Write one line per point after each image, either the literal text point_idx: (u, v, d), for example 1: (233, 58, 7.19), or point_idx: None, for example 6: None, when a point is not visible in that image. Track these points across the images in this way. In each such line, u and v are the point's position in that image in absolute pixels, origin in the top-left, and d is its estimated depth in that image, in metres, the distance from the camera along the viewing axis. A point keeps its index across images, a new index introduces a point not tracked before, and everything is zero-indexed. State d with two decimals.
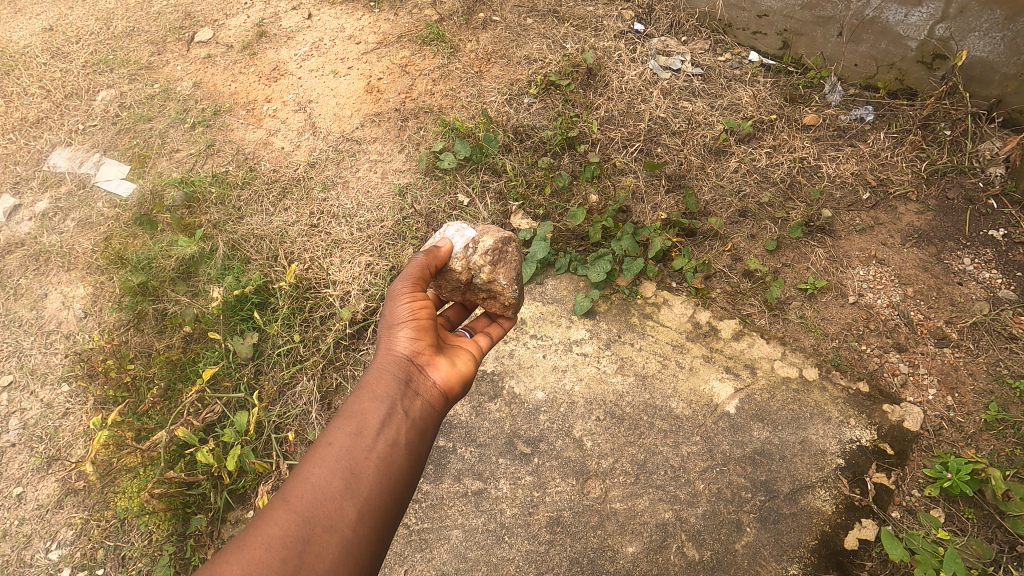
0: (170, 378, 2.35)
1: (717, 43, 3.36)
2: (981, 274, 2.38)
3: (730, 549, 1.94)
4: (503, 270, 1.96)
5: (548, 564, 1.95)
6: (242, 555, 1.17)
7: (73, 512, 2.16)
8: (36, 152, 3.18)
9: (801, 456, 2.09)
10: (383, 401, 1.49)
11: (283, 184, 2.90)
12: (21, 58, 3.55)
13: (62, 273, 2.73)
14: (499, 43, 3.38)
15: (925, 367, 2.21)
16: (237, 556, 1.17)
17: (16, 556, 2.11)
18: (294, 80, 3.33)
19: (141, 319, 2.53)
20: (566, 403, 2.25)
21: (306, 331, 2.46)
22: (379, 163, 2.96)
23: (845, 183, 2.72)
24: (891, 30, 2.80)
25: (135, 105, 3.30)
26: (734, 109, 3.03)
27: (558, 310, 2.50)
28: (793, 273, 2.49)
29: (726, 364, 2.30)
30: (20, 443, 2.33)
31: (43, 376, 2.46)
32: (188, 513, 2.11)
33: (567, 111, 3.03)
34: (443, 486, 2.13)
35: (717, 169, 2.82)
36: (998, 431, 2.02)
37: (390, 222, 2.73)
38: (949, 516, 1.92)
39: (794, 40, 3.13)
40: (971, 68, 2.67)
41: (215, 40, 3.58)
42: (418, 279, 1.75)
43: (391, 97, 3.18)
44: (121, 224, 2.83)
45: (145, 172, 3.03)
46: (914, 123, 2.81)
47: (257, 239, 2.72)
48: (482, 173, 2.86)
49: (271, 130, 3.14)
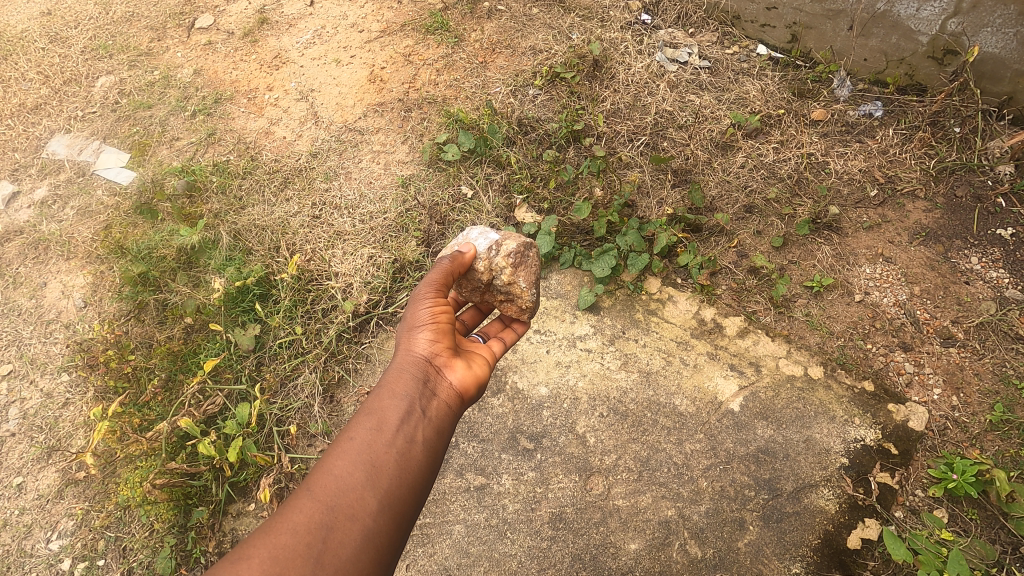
0: (171, 369, 2.33)
1: (726, 35, 3.30)
2: (989, 274, 2.37)
3: (732, 547, 1.95)
4: (524, 273, 1.96)
5: (550, 560, 1.96)
6: (268, 539, 1.16)
7: (74, 502, 2.16)
8: (34, 139, 3.14)
9: (804, 455, 2.08)
10: (402, 399, 1.48)
11: (285, 175, 2.87)
12: (19, 42, 3.49)
13: (62, 262, 2.70)
14: (504, 33, 3.34)
15: (930, 367, 2.20)
16: (263, 541, 1.16)
17: (17, 546, 2.11)
18: (296, 68, 3.28)
19: (142, 310, 2.50)
20: (569, 399, 2.24)
21: (308, 323, 2.44)
22: (382, 154, 2.93)
23: (853, 179, 2.70)
24: (902, 24, 2.74)
25: (135, 92, 3.25)
26: (741, 103, 3.00)
27: (562, 305, 2.48)
28: (800, 271, 2.48)
29: (730, 362, 2.29)
30: (20, 433, 2.31)
31: (42, 365, 2.44)
32: (188, 505, 2.10)
33: (572, 104, 3.00)
34: (446, 481, 2.12)
35: (723, 163, 2.80)
36: (1003, 432, 2.02)
37: (393, 214, 2.70)
38: (952, 517, 1.92)
39: (803, 33, 3.07)
40: (982, 64, 2.63)
41: (215, 26, 3.53)
42: (440, 284, 1.75)
43: (394, 87, 3.14)
44: (121, 213, 2.80)
45: (146, 161, 2.99)
46: (922, 119, 2.76)
47: (259, 230, 2.69)
48: (486, 165, 2.83)
49: (272, 119, 3.10)
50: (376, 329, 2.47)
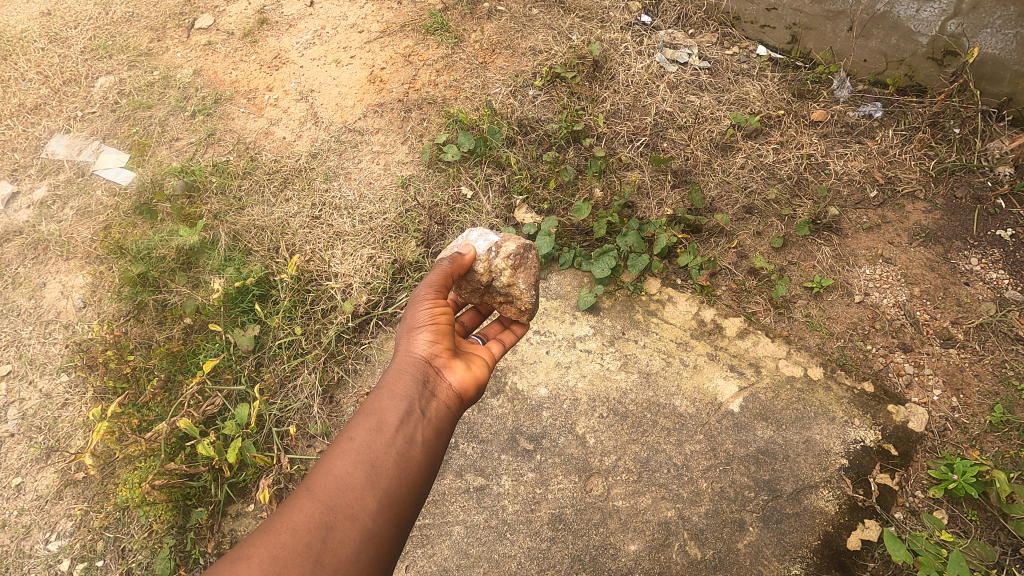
0: (170, 369, 2.33)
1: (726, 36, 3.30)
2: (989, 275, 2.37)
3: (732, 548, 1.95)
4: (523, 275, 1.97)
5: (550, 561, 1.96)
6: (268, 539, 1.16)
7: (73, 503, 2.15)
8: (34, 139, 3.13)
9: (804, 456, 2.08)
10: (402, 400, 1.48)
11: (285, 175, 2.87)
12: (19, 42, 3.49)
13: (61, 262, 2.70)
14: (504, 33, 3.34)
15: (930, 368, 2.20)
16: (264, 540, 1.16)
17: (16, 547, 2.10)
18: (296, 68, 3.28)
19: (141, 310, 2.50)
20: (569, 399, 2.24)
21: (307, 324, 2.43)
22: (382, 154, 2.93)
23: (853, 180, 2.70)
24: (902, 25, 2.74)
25: (135, 92, 3.25)
26: (741, 104, 3.00)
27: (562, 305, 2.48)
28: (800, 272, 2.48)
29: (730, 363, 2.29)
30: (19, 433, 2.31)
31: (42, 365, 2.44)
32: (188, 506, 2.10)
33: (572, 104, 3.00)
34: (445, 482, 2.12)
35: (723, 164, 2.80)
36: (1003, 433, 2.02)
37: (393, 214, 2.70)
38: (952, 518, 1.92)
39: (803, 34, 3.07)
40: (982, 65, 2.63)
41: (215, 26, 3.53)
42: (439, 285, 1.75)
43: (394, 87, 3.14)
44: (120, 213, 2.79)
45: (145, 161, 2.99)
46: (922, 120, 2.77)
47: (259, 230, 2.69)
48: (486, 166, 2.83)
49: (272, 119, 3.10)
50: (375, 329, 2.47)
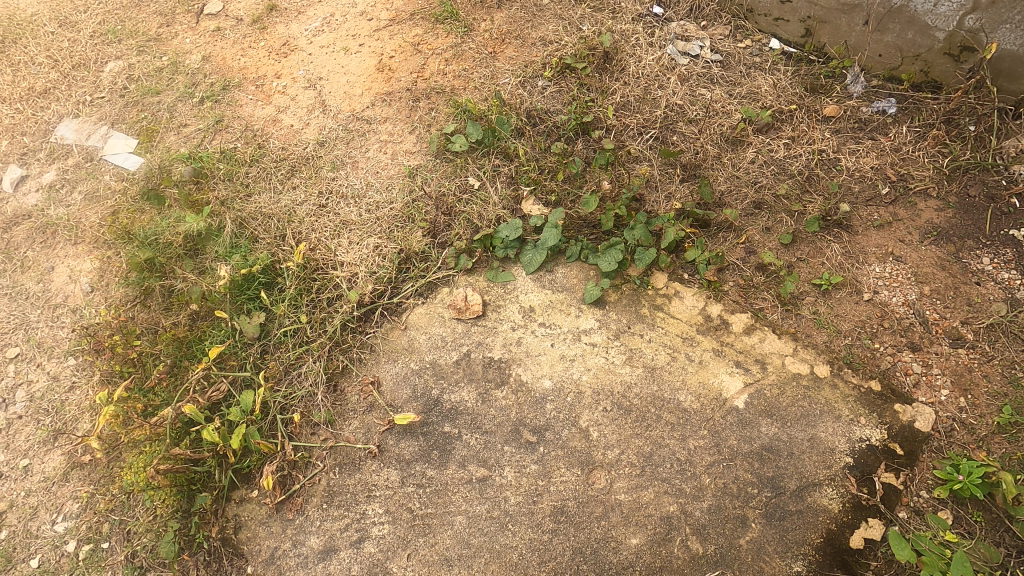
0: (176, 355, 2.33)
1: (737, 29, 3.25)
2: (1001, 275, 2.32)
3: (735, 544, 1.94)
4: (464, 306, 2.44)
5: (551, 553, 1.96)
6: None
7: (79, 485, 2.17)
8: (43, 124, 3.13)
9: (809, 454, 2.07)
10: None
11: (291, 163, 2.87)
12: (28, 26, 3.48)
13: (69, 247, 2.71)
14: (514, 23, 3.31)
15: (938, 368, 2.18)
16: None
17: (23, 527, 2.11)
18: (304, 56, 3.27)
19: (148, 295, 2.51)
20: (573, 392, 2.24)
21: (312, 312, 2.44)
22: (389, 143, 2.91)
23: (865, 177, 2.67)
24: (919, 20, 2.67)
25: (144, 78, 3.25)
26: (753, 98, 2.96)
27: (568, 299, 2.47)
28: (807, 269, 2.45)
29: (736, 359, 2.27)
30: (27, 415, 2.33)
31: (49, 349, 2.45)
32: (193, 491, 2.11)
33: (581, 96, 2.97)
34: (447, 471, 2.13)
35: (733, 159, 2.77)
36: (1011, 434, 1.99)
37: (400, 204, 2.70)
38: (956, 519, 1.91)
39: (817, 28, 3.01)
40: (1000, 62, 2.57)
41: (224, 12, 3.52)
42: None
43: (403, 76, 3.13)
44: (128, 198, 2.80)
45: (153, 147, 2.99)
46: (937, 117, 2.72)
47: (265, 218, 2.69)
48: (494, 157, 2.82)
49: (280, 107, 3.08)
50: (380, 319, 2.47)
